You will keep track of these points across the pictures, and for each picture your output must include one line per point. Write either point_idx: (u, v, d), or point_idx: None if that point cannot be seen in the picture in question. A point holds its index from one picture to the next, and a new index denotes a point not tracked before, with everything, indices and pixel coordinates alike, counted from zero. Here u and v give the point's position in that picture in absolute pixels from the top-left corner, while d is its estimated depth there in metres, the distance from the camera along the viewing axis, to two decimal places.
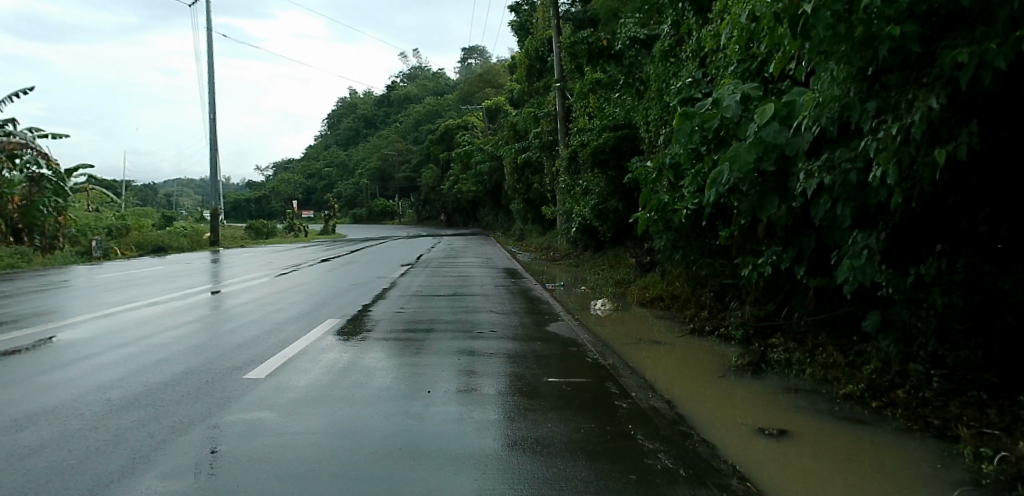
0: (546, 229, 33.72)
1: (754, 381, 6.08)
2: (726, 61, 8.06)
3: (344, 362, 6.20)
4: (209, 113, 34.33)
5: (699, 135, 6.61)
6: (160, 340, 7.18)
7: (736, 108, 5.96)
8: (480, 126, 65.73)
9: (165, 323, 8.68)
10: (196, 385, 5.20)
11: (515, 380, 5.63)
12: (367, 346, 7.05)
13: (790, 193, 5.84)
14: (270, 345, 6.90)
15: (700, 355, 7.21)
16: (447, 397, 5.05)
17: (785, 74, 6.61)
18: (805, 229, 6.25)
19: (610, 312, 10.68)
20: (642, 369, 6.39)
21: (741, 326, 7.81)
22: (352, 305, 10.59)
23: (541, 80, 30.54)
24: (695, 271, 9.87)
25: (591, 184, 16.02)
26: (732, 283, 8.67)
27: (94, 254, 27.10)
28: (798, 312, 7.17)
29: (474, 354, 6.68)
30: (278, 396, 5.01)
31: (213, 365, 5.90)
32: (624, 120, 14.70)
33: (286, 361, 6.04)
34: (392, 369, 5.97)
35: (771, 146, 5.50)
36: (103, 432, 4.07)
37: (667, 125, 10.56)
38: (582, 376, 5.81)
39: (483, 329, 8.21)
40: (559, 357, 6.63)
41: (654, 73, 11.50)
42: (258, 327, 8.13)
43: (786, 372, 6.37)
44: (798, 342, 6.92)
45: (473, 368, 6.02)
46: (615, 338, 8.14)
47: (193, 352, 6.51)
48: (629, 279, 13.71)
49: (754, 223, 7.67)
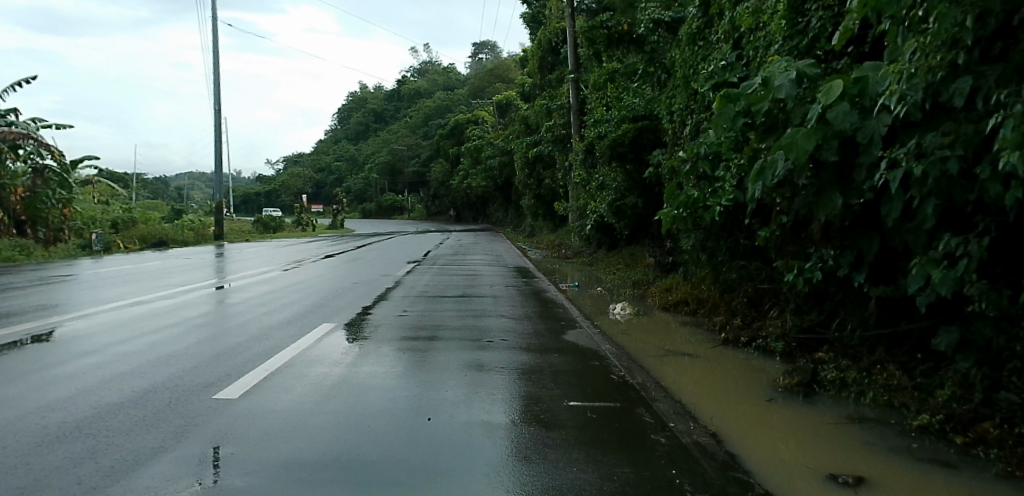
0: (557, 226, 32.87)
1: (805, 406, 5.24)
2: (767, 40, 7.26)
3: (334, 378, 5.42)
4: (215, 104, 33.71)
5: (743, 121, 5.79)
6: (132, 347, 6.41)
7: (791, 88, 5.17)
8: (490, 121, 64.88)
9: (145, 325, 7.90)
10: (157, 408, 4.40)
11: (530, 402, 4.85)
12: (363, 356, 6.25)
13: (854, 188, 5.00)
14: (253, 354, 6.13)
15: (738, 372, 6.35)
16: (450, 428, 4.25)
17: (842, 51, 5.81)
18: (868, 231, 5.43)
19: (630, 316, 9.87)
20: (676, 390, 5.54)
21: (782, 338, 6.97)
22: (351, 306, 9.82)
23: (554, 73, 29.64)
24: (725, 275, 8.98)
25: (609, 178, 15.14)
26: (769, 288, 7.80)
27: (94, 248, 26.21)
28: (850, 325, 6.29)
29: (484, 368, 5.90)
30: (252, 425, 4.20)
31: (184, 380, 5.14)
32: (645, 110, 13.86)
33: (266, 378, 5.25)
34: (387, 388, 5.17)
35: (836, 132, 4.69)
36: (22, 474, 3.24)
37: (695, 115, 9.76)
38: (607, 399, 4.99)
39: (494, 337, 7.42)
40: (579, 373, 5.81)
41: (679, 59, 10.68)
42: (245, 332, 7.39)
43: (842, 396, 5.51)
44: (852, 357, 6.10)
45: (481, 388, 5.21)
46: (639, 349, 7.31)
47: (164, 362, 5.73)
48: (648, 280, 12.86)
49: (800, 222, 6.82)
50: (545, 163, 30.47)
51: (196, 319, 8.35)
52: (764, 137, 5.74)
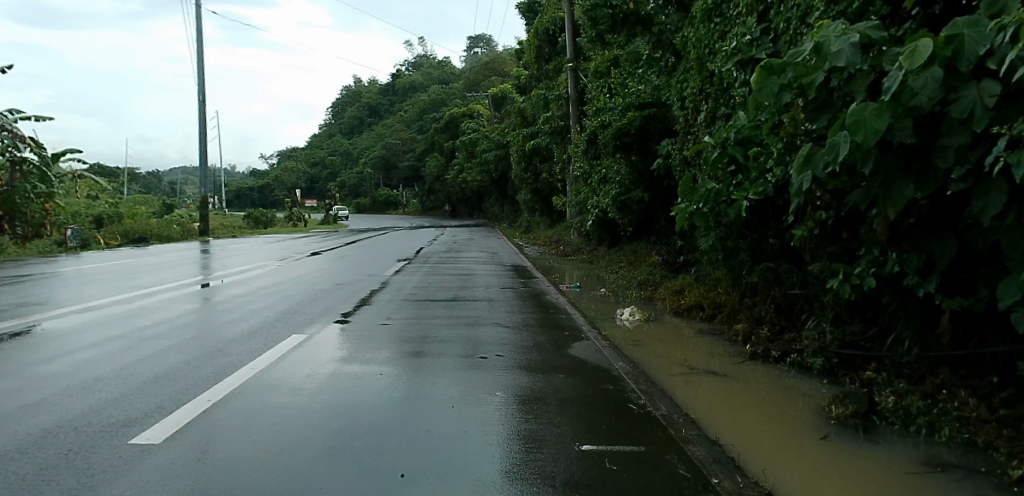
0: (555, 222, 31.93)
1: (868, 446, 4.24)
2: (803, 7, 6.33)
3: (289, 412, 4.40)
4: (200, 96, 32.56)
5: (789, 96, 4.81)
6: (55, 367, 5.38)
7: (853, 54, 4.20)
8: (486, 114, 63.90)
9: (86, 336, 6.85)
10: (46, 461, 3.38)
11: (531, 446, 3.86)
12: (330, 380, 5.24)
13: (933, 178, 4.05)
14: (200, 378, 5.12)
15: (778, 396, 5.34)
16: (428, 489, 3.24)
17: (906, 13, 4.88)
18: (941, 231, 4.50)
19: (639, 322, 8.90)
20: (708, 425, 4.54)
21: (820, 353, 6.04)
22: (330, 312, 8.82)
23: (550, 64, 28.65)
24: (747, 278, 8.00)
25: (612, 171, 14.19)
26: (803, 295, 6.83)
27: (71, 244, 24.99)
28: (907, 341, 5.34)
29: (477, 396, 4.90)
30: (165, 488, 3.16)
31: (100, 415, 4.12)
32: (652, 97, 12.94)
33: (204, 413, 4.24)
34: (353, 428, 4.15)
35: (915, 107, 3.74)
36: None
37: (712, 99, 8.86)
38: (628, 441, 4.00)
39: (487, 353, 6.42)
40: (590, 402, 4.82)
41: (692, 37, 9.73)
42: (198, 346, 6.36)
43: (908, 429, 4.54)
44: (910, 379, 5.18)
45: (468, 427, 4.20)
46: (656, 366, 6.32)
47: (85, 390, 4.70)
48: (654, 280, 11.85)
49: (845, 219, 5.87)
50: (542, 155, 29.53)
51: (147, 330, 7.30)
52: (814, 117, 4.77)
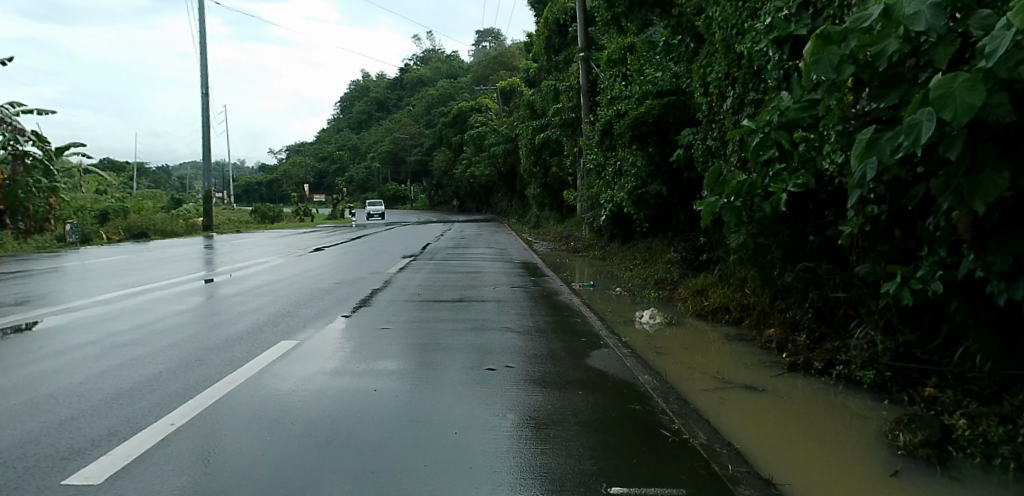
0: (565, 217, 31.24)
1: (950, 484, 3.54)
2: None
3: (265, 439, 3.76)
4: (205, 89, 32.00)
5: (850, 69, 4.07)
6: (7, 381, 4.77)
7: (934, 17, 3.52)
8: (495, 108, 62.99)
9: (56, 342, 6.24)
10: None
11: (549, 488, 3.19)
12: (315, 398, 4.61)
13: None
14: (170, 395, 4.50)
15: (832, 419, 4.63)
16: None
17: None
18: None
19: (661, 325, 8.22)
20: (756, 458, 3.86)
21: (871, 365, 5.36)
22: (327, 314, 8.21)
23: (560, 55, 27.85)
24: (779, 279, 7.29)
25: (627, 163, 13.53)
26: (848, 299, 6.14)
27: (70, 240, 24.46)
28: (980, 355, 4.65)
29: (484, 420, 4.22)
30: None
31: (38, 446, 3.49)
32: (671, 84, 12.26)
33: (162, 443, 3.60)
34: (338, 461, 3.49)
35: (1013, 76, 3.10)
36: None
37: (740, 81, 8.17)
38: (669, 482, 3.32)
39: (496, 364, 5.75)
40: (618, 427, 4.14)
41: (717, 17, 9.00)
42: (176, 355, 5.75)
43: (990, 460, 3.83)
44: (982, 399, 4.45)
45: (475, 461, 3.53)
46: (684, 380, 5.63)
47: (32, 411, 4.06)
48: (673, 279, 11.17)
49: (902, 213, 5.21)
50: (552, 149, 28.79)
51: (124, 335, 6.69)
52: (880, 95, 4.07)
